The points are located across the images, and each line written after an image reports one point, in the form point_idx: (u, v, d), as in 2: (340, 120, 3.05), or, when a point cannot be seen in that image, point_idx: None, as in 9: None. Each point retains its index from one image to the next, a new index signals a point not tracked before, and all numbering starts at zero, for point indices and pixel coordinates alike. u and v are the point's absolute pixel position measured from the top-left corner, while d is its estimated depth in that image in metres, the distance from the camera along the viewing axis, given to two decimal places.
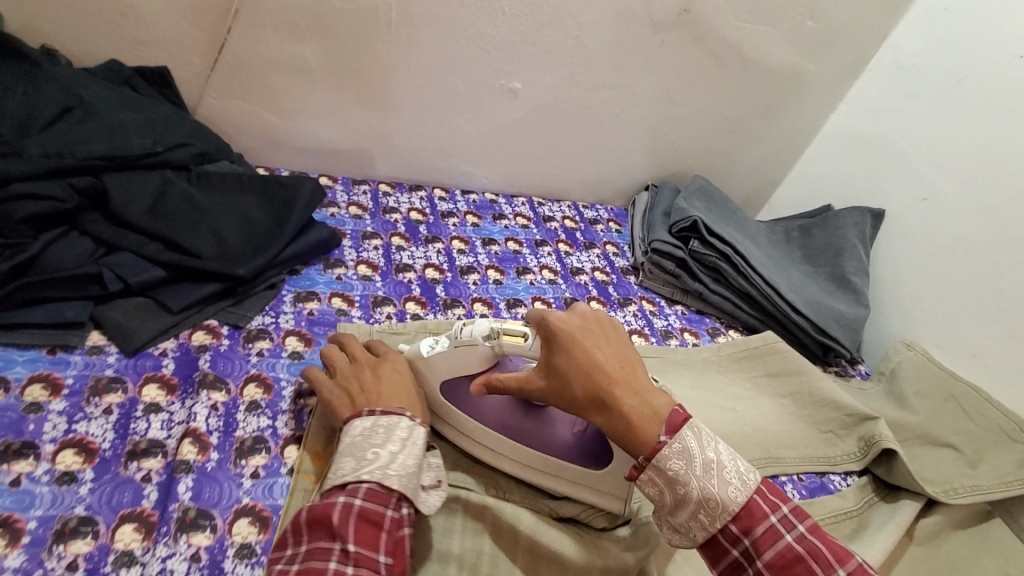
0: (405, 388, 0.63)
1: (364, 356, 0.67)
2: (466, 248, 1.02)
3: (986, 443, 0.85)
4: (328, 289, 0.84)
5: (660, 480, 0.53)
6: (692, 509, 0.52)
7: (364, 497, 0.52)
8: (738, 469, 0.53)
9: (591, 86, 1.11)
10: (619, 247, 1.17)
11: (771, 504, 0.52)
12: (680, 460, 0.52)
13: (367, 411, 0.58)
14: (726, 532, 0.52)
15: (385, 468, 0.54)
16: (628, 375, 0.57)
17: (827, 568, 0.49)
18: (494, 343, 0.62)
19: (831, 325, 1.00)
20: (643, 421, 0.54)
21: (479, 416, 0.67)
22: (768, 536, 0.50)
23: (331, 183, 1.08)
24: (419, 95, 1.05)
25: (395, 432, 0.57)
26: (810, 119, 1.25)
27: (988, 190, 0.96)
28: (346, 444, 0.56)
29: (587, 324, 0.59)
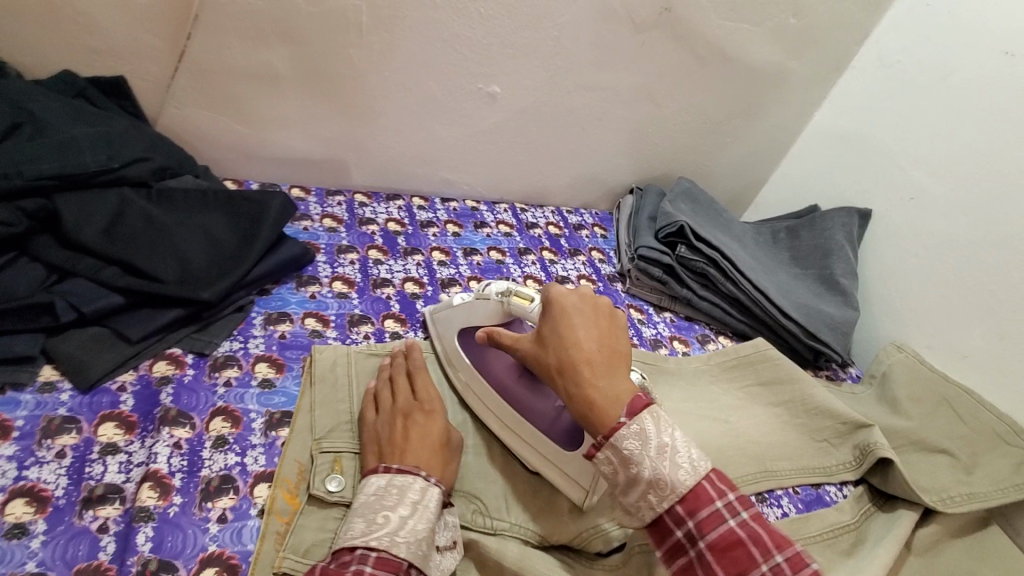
0: (430, 440, 0.60)
1: (402, 400, 0.64)
2: (447, 259, 0.99)
3: (981, 447, 0.84)
4: (301, 309, 0.80)
5: (615, 460, 0.51)
6: (643, 490, 0.50)
7: (373, 565, 0.47)
8: (691, 454, 0.51)
9: (572, 88, 1.08)
10: (605, 253, 1.14)
11: (719, 488, 0.49)
12: (636, 442, 0.50)
13: (384, 468, 0.56)
14: (671, 513, 0.49)
15: (394, 534, 0.50)
16: (602, 354, 0.57)
17: (769, 553, 0.46)
18: (505, 299, 0.70)
19: (822, 329, 0.99)
20: (602, 401, 0.54)
21: (484, 369, 0.72)
22: (711, 520, 0.48)
23: (304, 195, 1.04)
24: (394, 100, 1.01)
25: (407, 494, 0.54)
26: (794, 118, 1.23)
27: (975, 189, 0.94)
28: (360, 503, 0.54)
29: (588, 302, 0.62)
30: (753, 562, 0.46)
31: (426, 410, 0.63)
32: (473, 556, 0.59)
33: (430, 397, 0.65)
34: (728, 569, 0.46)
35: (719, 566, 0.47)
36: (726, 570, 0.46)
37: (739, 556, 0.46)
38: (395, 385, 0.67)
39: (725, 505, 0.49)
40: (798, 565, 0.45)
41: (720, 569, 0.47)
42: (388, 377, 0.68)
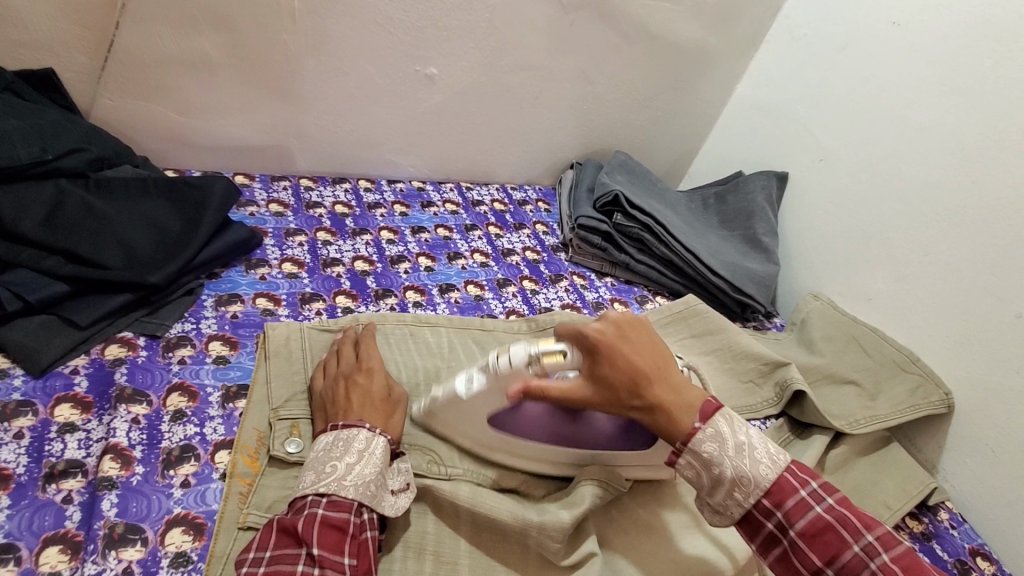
0: (371, 399, 0.64)
1: (344, 366, 0.67)
2: (395, 237, 1.02)
3: (883, 377, 0.95)
4: (251, 290, 0.83)
5: (696, 463, 0.58)
6: (728, 488, 0.57)
7: (326, 506, 0.53)
8: (768, 449, 0.58)
9: (508, 68, 1.12)
10: (549, 226, 1.20)
11: (801, 480, 0.57)
12: (714, 443, 0.57)
13: (330, 426, 0.60)
14: (760, 508, 0.56)
15: (342, 479, 0.55)
16: (664, 372, 0.61)
17: (859, 535, 0.53)
18: (537, 366, 0.63)
19: (747, 283, 1.07)
20: (680, 413, 0.59)
21: (527, 434, 0.68)
22: (799, 510, 0.55)
23: (248, 181, 1.04)
24: (333, 85, 1.03)
25: (353, 445, 0.58)
26: (719, 91, 1.32)
27: (872, 148, 1.05)
28: (310, 459, 0.58)
29: (622, 328, 0.62)
30: (845, 544, 0.53)
31: (365, 370, 0.67)
32: (429, 500, 0.64)
33: (371, 360, 0.69)
34: (822, 553, 0.53)
35: (813, 551, 0.54)
36: (821, 555, 0.54)
37: (830, 541, 0.54)
38: (341, 354, 0.70)
39: (809, 494, 0.56)
40: (887, 544, 0.53)
41: (814, 554, 0.54)
42: (337, 349, 0.72)
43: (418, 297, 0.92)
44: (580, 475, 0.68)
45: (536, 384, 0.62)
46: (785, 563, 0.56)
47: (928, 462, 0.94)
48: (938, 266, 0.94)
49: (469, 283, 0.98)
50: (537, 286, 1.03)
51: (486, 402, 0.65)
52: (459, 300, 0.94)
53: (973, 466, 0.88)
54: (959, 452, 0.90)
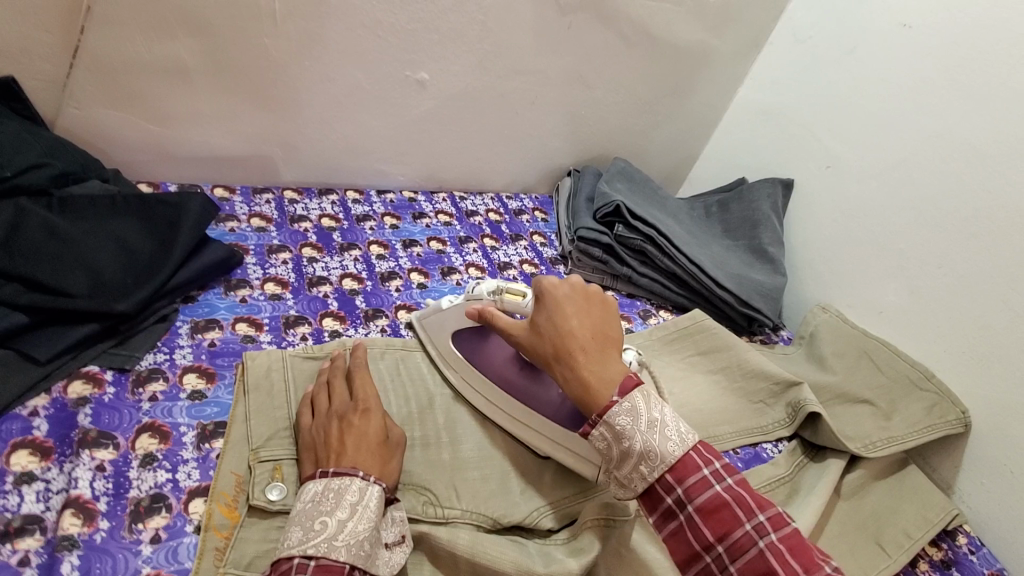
0: (368, 441, 0.59)
1: (338, 405, 0.63)
2: (386, 252, 0.97)
3: (897, 394, 0.91)
4: (230, 315, 0.77)
5: (608, 435, 0.54)
6: (635, 462, 0.53)
7: (316, 572, 0.48)
8: (680, 428, 0.54)
9: (502, 72, 1.07)
10: (546, 237, 1.15)
11: (704, 457, 0.52)
12: (627, 417, 0.54)
13: (320, 473, 0.55)
14: (661, 482, 0.52)
15: (333, 539, 0.50)
16: (596, 343, 0.60)
17: (753, 514, 0.49)
18: (497, 297, 0.73)
19: (753, 296, 1.03)
20: (594, 381, 0.57)
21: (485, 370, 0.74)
22: (699, 485, 0.51)
23: (228, 194, 0.98)
24: (318, 92, 0.98)
25: (345, 496, 0.53)
26: (720, 94, 1.27)
27: (883, 155, 1.01)
28: (296, 511, 0.52)
29: (579, 294, 0.65)
30: (738, 522, 0.49)
31: (362, 411, 0.62)
32: (425, 548, 0.59)
33: (370, 396, 0.64)
34: (714, 530, 0.49)
35: (706, 527, 0.50)
36: (715, 532, 0.49)
37: (725, 518, 0.49)
38: (333, 388, 0.65)
39: (711, 472, 0.52)
40: (779, 524, 0.48)
41: (707, 532, 0.49)
42: (327, 381, 0.67)
43: (411, 317, 0.86)
44: (585, 513, 0.63)
45: (490, 310, 0.70)
46: (677, 538, 0.51)
47: (944, 483, 0.90)
48: (954, 278, 0.90)
49: None
50: None
51: (456, 320, 0.77)
52: None
53: (991, 487, 0.85)
54: (976, 472, 0.87)
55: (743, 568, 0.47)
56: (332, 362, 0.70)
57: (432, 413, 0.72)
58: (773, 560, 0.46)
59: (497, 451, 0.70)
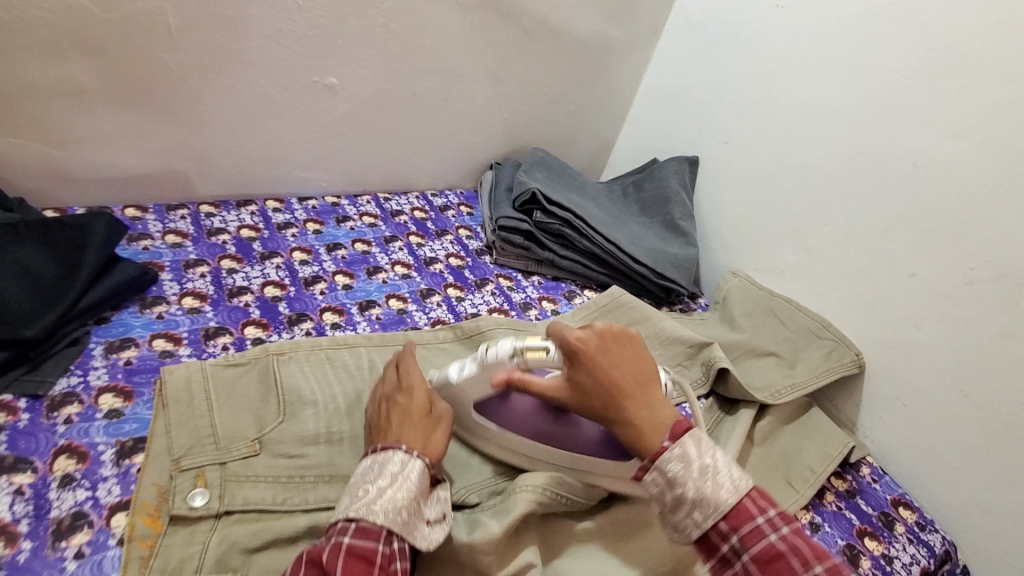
0: (412, 420, 0.64)
1: (391, 388, 0.68)
2: (309, 258, 0.97)
3: (799, 344, 0.99)
4: (147, 331, 0.77)
5: (661, 481, 0.60)
6: (688, 509, 0.58)
7: (353, 534, 0.53)
8: (732, 475, 0.59)
9: (411, 73, 1.09)
10: (472, 230, 1.18)
11: (760, 506, 0.58)
12: (679, 464, 0.59)
13: (369, 450, 0.60)
14: (716, 530, 0.58)
15: (373, 503, 0.55)
16: (642, 389, 0.65)
17: (811, 565, 0.55)
18: (520, 359, 0.68)
19: (669, 268, 1.10)
20: (650, 430, 0.62)
21: (513, 425, 0.72)
22: (753, 535, 0.57)
23: (140, 213, 0.96)
24: (226, 104, 0.97)
25: (387, 467, 0.58)
26: (627, 80, 1.34)
27: (771, 128, 1.09)
28: (349, 483, 0.58)
29: (606, 341, 0.66)
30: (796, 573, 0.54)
31: (406, 390, 0.67)
32: None
33: (415, 377, 0.68)
34: None
35: None
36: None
37: (781, 569, 0.55)
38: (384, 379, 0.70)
39: (766, 521, 0.57)
40: None
41: None
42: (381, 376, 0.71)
43: (336, 318, 0.87)
44: (522, 480, 0.67)
45: (519, 377, 0.67)
46: None
47: (849, 421, 0.99)
48: (838, 235, 0.99)
49: (391, 297, 0.95)
50: (462, 293, 1.01)
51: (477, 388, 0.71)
52: (381, 316, 0.91)
53: (887, 419, 0.94)
54: (875, 408, 0.95)
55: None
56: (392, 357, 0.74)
57: (359, 407, 0.73)
58: None
59: None
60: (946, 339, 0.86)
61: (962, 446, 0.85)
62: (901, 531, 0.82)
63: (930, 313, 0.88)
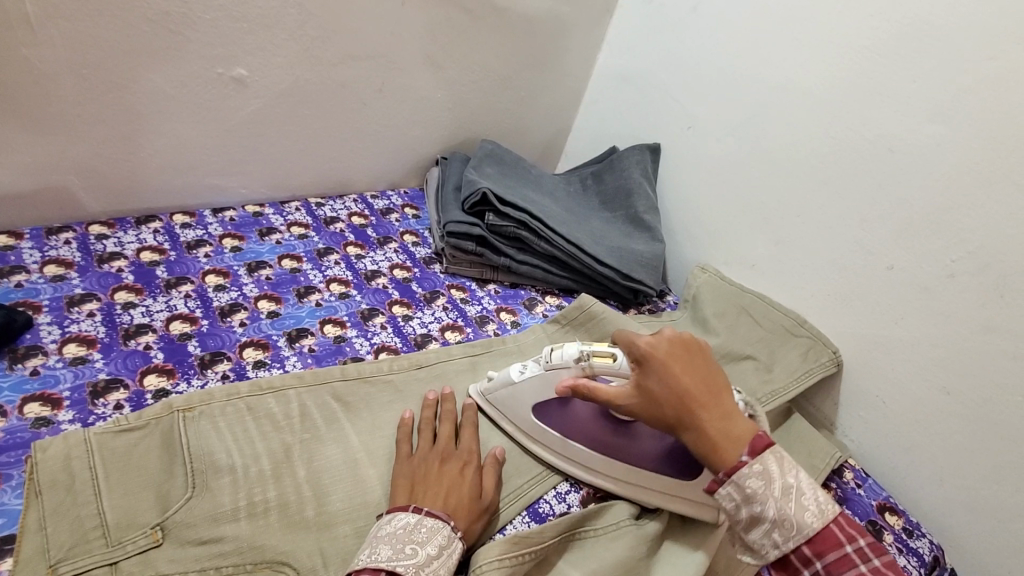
0: (463, 491, 0.60)
1: (443, 444, 0.65)
2: (226, 282, 0.84)
3: (775, 345, 0.93)
4: (17, 395, 0.62)
5: (736, 495, 0.55)
6: (767, 528, 0.54)
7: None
8: (817, 497, 0.54)
9: (336, 60, 0.95)
10: (418, 235, 1.07)
11: (847, 534, 0.53)
12: (759, 480, 0.54)
13: (414, 506, 0.56)
14: (798, 553, 0.53)
15: (420, 569, 0.51)
16: (716, 398, 0.59)
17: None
18: (585, 364, 0.68)
19: (634, 268, 1.01)
20: (726, 445, 0.56)
21: (572, 435, 0.71)
22: (840, 562, 0.52)
23: (11, 240, 0.80)
24: (110, 105, 0.82)
25: (437, 537, 0.54)
26: (580, 62, 1.23)
27: (738, 109, 1.01)
28: (387, 533, 0.54)
29: (677, 347, 0.62)
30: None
31: (466, 458, 0.64)
32: None
33: (477, 452, 0.66)
34: None
35: None
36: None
37: None
38: (436, 432, 0.67)
39: (854, 550, 0.52)
40: None
41: None
42: (433, 424, 0.68)
43: (260, 355, 0.75)
44: (481, 555, 0.57)
45: (585, 385, 0.65)
46: None
47: (828, 421, 0.94)
48: (811, 226, 0.93)
49: (326, 322, 0.83)
50: (410, 311, 0.90)
51: (534, 391, 0.72)
52: (314, 348, 0.78)
53: (868, 419, 0.89)
54: (854, 407, 0.90)
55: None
56: (442, 401, 0.71)
57: (289, 467, 0.62)
58: None
59: (372, 489, 0.63)
60: (927, 334, 0.81)
61: (947, 446, 0.80)
62: (890, 540, 0.78)
63: (908, 305, 0.83)
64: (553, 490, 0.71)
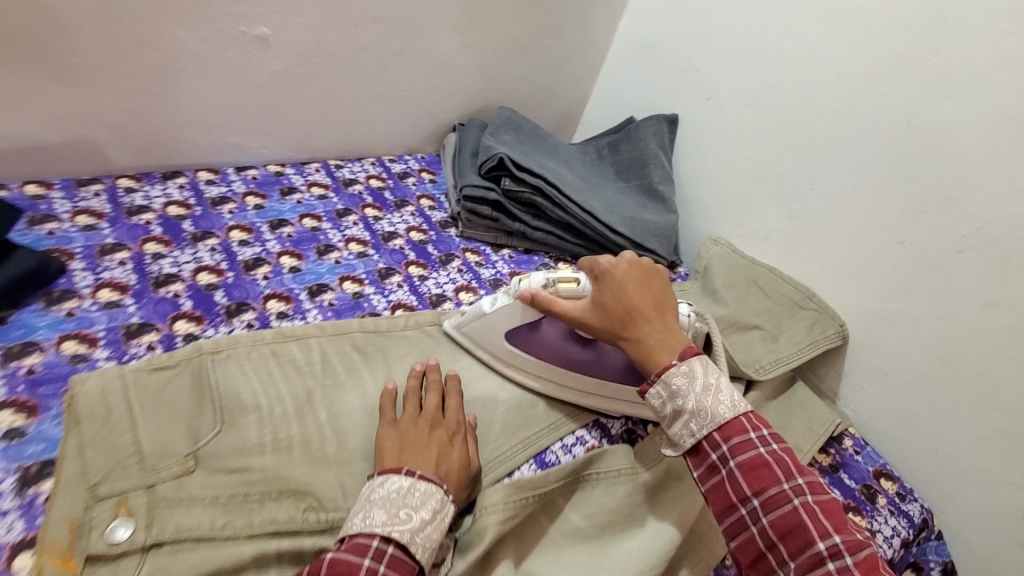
0: (453, 459, 0.61)
1: (426, 412, 0.65)
2: (250, 237, 0.86)
3: (782, 317, 0.94)
4: (54, 333, 0.66)
5: (663, 393, 0.62)
6: (686, 419, 0.61)
7: (389, 564, 0.49)
8: (732, 396, 0.61)
9: (356, 21, 0.96)
10: (435, 199, 1.09)
11: (752, 424, 0.60)
12: (684, 378, 0.62)
13: (406, 470, 0.56)
14: (708, 439, 0.60)
15: (414, 534, 0.52)
16: (659, 314, 0.68)
17: (791, 477, 0.56)
18: (551, 287, 0.74)
19: (647, 237, 1.02)
20: (658, 351, 0.65)
21: (540, 354, 0.76)
22: (743, 445, 0.58)
23: (43, 189, 0.82)
24: (135, 59, 0.83)
25: (430, 501, 0.54)
26: (601, 30, 1.23)
27: (757, 80, 1.00)
28: (380, 497, 0.53)
29: (636, 270, 0.72)
30: (776, 481, 0.56)
31: (453, 428, 0.64)
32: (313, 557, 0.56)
33: (463, 420, 0.66)
34: (754, 484, 0.56)
35: (747, 481, 0.57)
36: (752, 486, 0.56)
37: (764, 476, 0.57)
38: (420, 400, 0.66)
39: (757, 437, 0.59)
40: (815, 489, 0.55)
41: (747, 485, 0.57)
42: (419, 392, 0.67)
43: (283, 306, 0.78)
44: (486, 499, 0.60)
45: (545, 297, 0.73)
46: (718, 490, 0.58)
47: (831, 392, 0.95)
48: (825, 199, 0.93)
49: (345, 279, 0.85)
50: (426, 271, 0.92)
51: (504, 321, 0.75)
52: (334, 303, 0.81)
53: (870, 390, 0.90)
54: (857, 378, 0.91)
55: (774, 520, 0.54)
56: (428, 370, 0.70)
57: (311, 409, 0.65)
58: (807, 514, 0.54)
59: None
60: (932, 309, 0.81)
61: (944, 417, 0.81)
62: (883, 503, 0.80)
63: (915, 279, 0.83)
64: (560, 442, 0.74)
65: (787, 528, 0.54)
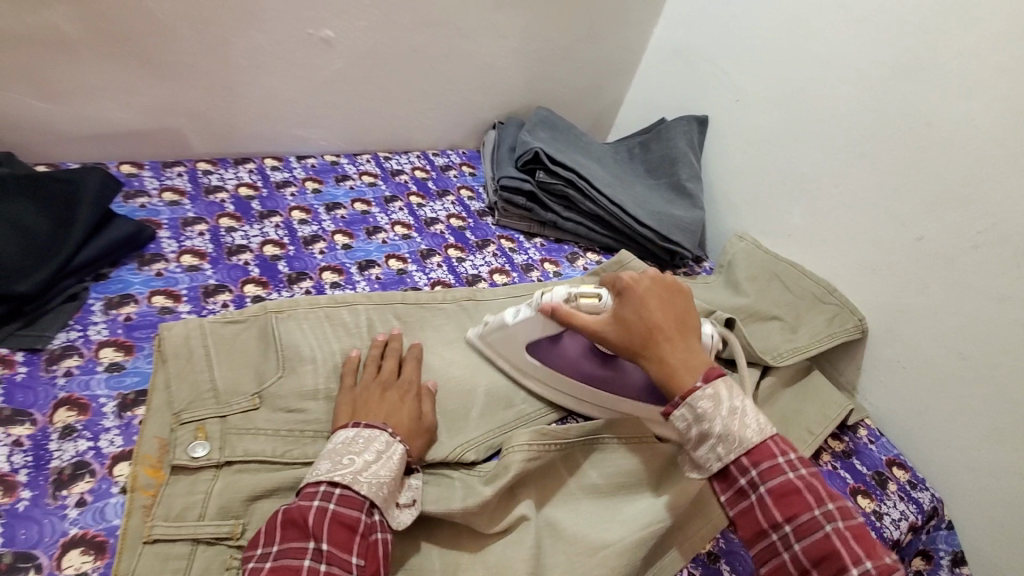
0: (403, 416, 0.65)
1: (378, 375, 0.69)
2: (308, 217, 0.96)
3: (802, 309, 0.97)
4: (146, 288, 0.76)
5: (688, 416, 0.60)
6: (712, 443, 0.59)
7: (338, 502, 0.54)
8: (758, 418, 0.60)
9: (409, 26, 1.05)
10: (474, 190, 1.17)
11: (780, 448, 0.59)
12: (709, 403, 0.59)
13: (352, 424, 0.61)
14: (737, 463, 0.58)
15: (357, 474, 0.56)
16: (681, 333, 0.66)
17: (822, 502, 0.55)
18: (572, 303, 0.72)
19: (673, 231, 1.07)
20: (683, 372, 0.63)
21: (561, 367, 0.77)
22: (772, 470, 0.57)
23: (136, 169, 0.94)
24: (217, 57, 0.95)
25: (373, 445, 0.59)
26: (637, 35, 1.29)
27: (784, 83, 1.05)
28: (326, 450, 0.58)
29: (657, 286, 0.69)
30: (807, 507, 0.55)
31: (404, 390, 0.68)
32: None
33: (416, 381, 0.70)
34: (784, 510, 0.55)
35: (777, 507, 0.56)
36: (783, 512, 0.55)
37: (794, 502, 0.55)
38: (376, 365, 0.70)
39: (785, 461, 0.58)
40: (847, 514, 0.54)
41: (777, 511, 0.56)
42: (377, 359, 0.71)
43: (336, 277, 0.87)
44: (510, 441, 0.67)
45: (565, 310, 0.71)
46: (747, 516, 0.57)
47: (849, 384, 0.97)
48: (847, 197, 0.96)
49: (391, 257, 0.94)
50: (463, 254, 1.00)
51: (526, 332, 0.76)
52: (380, 277, 0.90)
53: (887, 383, 0.92)
54: (874, 371, 0.94)
55: (807, 547, 0.54)
56: (388, 340, 0.74)
57: None
58: (840, 542, 0.52)
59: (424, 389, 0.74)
60: (949, 304, 0.84)
61: (959, 410, 0.83)
62: (893, 489, 0.83)
63: (933, 275, 0.85)
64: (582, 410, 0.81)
65: (820, 554, 0.53)
